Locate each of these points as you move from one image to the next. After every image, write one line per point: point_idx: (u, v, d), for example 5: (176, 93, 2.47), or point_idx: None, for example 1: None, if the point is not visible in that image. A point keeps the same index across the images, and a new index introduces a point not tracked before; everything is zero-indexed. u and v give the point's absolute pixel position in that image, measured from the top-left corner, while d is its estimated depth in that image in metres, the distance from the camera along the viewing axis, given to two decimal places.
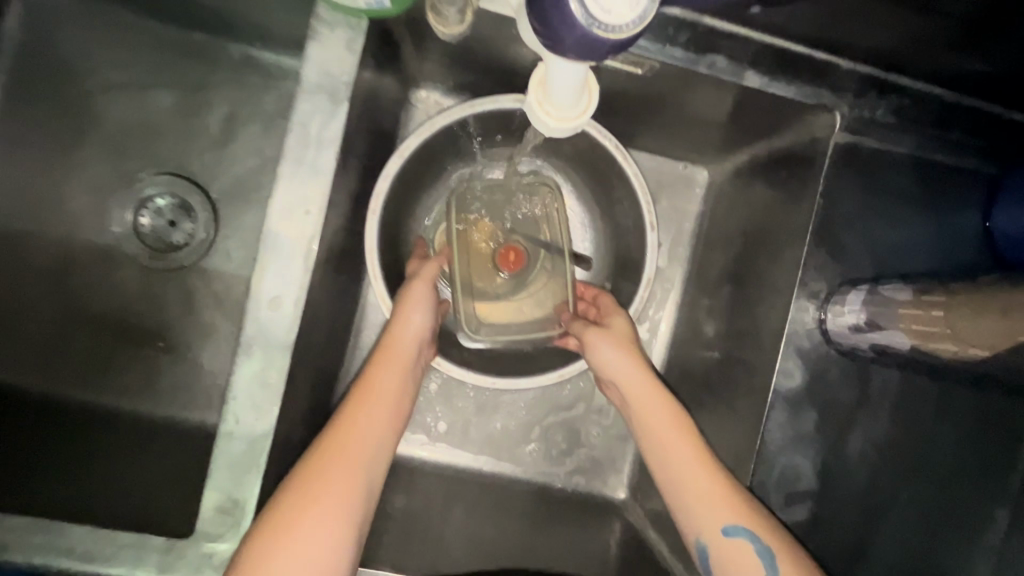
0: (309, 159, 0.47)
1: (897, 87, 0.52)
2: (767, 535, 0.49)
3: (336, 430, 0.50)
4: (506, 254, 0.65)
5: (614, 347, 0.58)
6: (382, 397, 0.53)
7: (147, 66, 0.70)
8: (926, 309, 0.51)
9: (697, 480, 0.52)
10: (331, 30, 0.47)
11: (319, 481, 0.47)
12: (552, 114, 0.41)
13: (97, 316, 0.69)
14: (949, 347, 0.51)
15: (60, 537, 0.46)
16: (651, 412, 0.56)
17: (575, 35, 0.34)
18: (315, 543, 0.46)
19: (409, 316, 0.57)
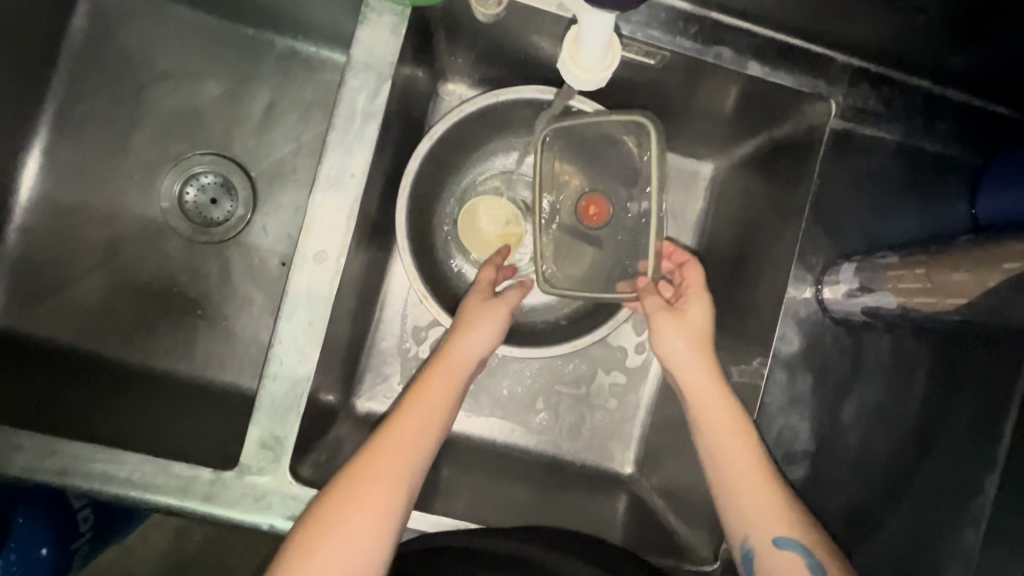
0: (355, 130, 0.52)
1: (886, 80, 0.57)
2: (821, 553, 0.50)
3: (389, 430, 0.53)
4: (587, 206, 0.67)
5: (689, 346, 0.58)
6: (433, 403, 0.55)
7: (200, 56, 0.77)
8: (907, 270, 0.52)
9: (751, 488, 0.52)
10: (379, 16, 0.53)
11: (366, 477, 0.50)
12: (579, 65, 0.45)
13: (145, 282, 0.76)
14: (928, 301, 0.52)
15: (117, 462, 0.51)
16: (712, 418, 0.55)
17: None
18: (349, 539, 0.48)
19: (471, 325, 0.59)
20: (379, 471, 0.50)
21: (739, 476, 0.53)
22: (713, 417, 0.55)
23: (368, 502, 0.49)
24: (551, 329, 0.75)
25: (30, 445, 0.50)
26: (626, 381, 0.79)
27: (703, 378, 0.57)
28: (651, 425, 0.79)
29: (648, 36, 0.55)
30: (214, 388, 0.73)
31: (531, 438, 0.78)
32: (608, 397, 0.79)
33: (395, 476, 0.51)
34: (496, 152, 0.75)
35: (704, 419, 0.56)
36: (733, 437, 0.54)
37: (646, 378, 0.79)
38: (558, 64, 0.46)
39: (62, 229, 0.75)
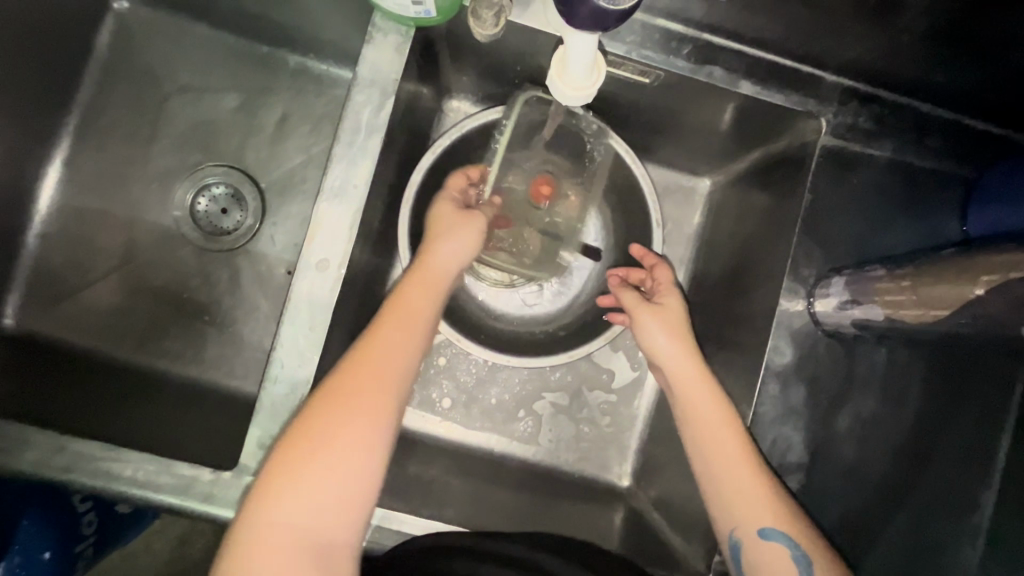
0: (359, 142, 0.55)
1: (875, 98, 0.58)
2: (805, 542, 0.52)
3: (367, 342, 0.54)
4: (539, 186, 0.71)
5: (672, 339, 0.63)
6: (411, 312, 0.57)
7: (216, 72, 0.80)
8: (895, 281, 0.55)
9: (740, 483, 0.54)
10: (385, 36, 0.55)
11: (355, 381, 0.52)
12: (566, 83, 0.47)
13: (156, 288, 0.78)
14: (914, 312, 0.54)
15: (121, 460, 0.52)
16: (698, 405, 0.58)
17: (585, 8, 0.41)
18: (346, 444, 0.50)
19: (444, 239, 0.60)
20: (364, 380, 0.52)
21: (730, 473, 0.54)
22: (703, 412, 0.58)
23: (359, 407, 0.51)
24: (551, 338, 0.75)
25: (39, 441, 0.52)
26: (624, 392, 0.80)
27: (689, 369, 0.60)
28: (648, 436, 0.79)
29: (642, 55, 0.57)
30: (219, 392, 0.75)
31: (528, 448, 0.78)
32: (605, 409, 0.80)
33: (380, 383, 0.53)
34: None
35: (694, 413, 0.58)
36: (723, 431, 0.56)
37: (643, 389, 0.80)
38: (548, 83, 0.48)
39: (79, 235, 0.77)
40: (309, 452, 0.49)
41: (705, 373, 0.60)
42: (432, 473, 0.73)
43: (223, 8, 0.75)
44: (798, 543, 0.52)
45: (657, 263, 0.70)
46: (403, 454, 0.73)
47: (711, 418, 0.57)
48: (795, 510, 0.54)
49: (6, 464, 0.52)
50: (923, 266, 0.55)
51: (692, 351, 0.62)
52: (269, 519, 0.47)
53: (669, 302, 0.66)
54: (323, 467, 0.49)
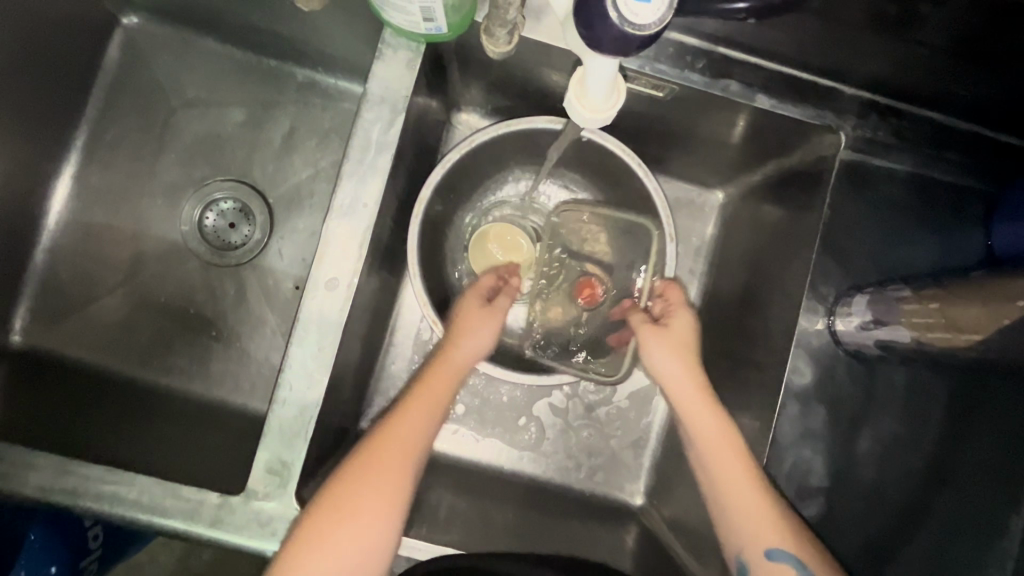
0: (368, 160, 0.54)
1: (895, 112, 0.57)
2: (813, 563, 0.51)
3: (392, 433, 0.55)
4: (582, 286, 0.74)
5: (672, 357, 0.62)
6: (434, 396, 0.59)
7: (224, 86, 0.80)
8: (922, 303, 0.55)
9: (746, 501, 0.53)
10: (394, 52, 0.55)
11: (380, 460, 0.54)
12: (586, 107, 0.46)
13: (163, 303, 0.77)
14: (942, 334, 0.54)
15: (126, 484, 0.51)
16: (699, 423, 0.58)
17: (609, 32, 0.38)
18: (362, 520, 0.51)
19: (470, 333, 0.63)
20: (387, 460, 0.54)
21: (733, 487, 0.54)
22: (704, 425, 0.58)
23: (374, 499, 0.52)
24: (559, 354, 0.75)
25: (44, 464, 0.51)
26: (635, 408, 0.79)
27: (688, 385, 0.60)
28: (661, 453, 0.78)
29: (655, 69, 0.56)
30: (225, 408, 0.74)
31: (538, 465, 0.77)
32: (616, 424, 0.79)
33: (398, 476, 0.54)
34: (518, 178, 0.77)
35: (696, 424, 0.58)
36: (723, 443, 0.56)
37: (655, 406, 0.79)
38: (565, 101, 0.46)
39: (87, 250, 0.77)
40: (328, 524, 0.50)
41: (704, 389, 0.60)
42: (441, 492, 0.72)
43: (231, 22, 0.75)
44: (804, 563, 0.51)
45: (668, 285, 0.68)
46: None
47: (712, 430, 0.57)
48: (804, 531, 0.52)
49: (11, 488, 0.51)
50: (954, 287, 0.54)
51: (692, 368, 0.62)
52: None
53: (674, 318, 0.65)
54: (337, 541, 0.50)
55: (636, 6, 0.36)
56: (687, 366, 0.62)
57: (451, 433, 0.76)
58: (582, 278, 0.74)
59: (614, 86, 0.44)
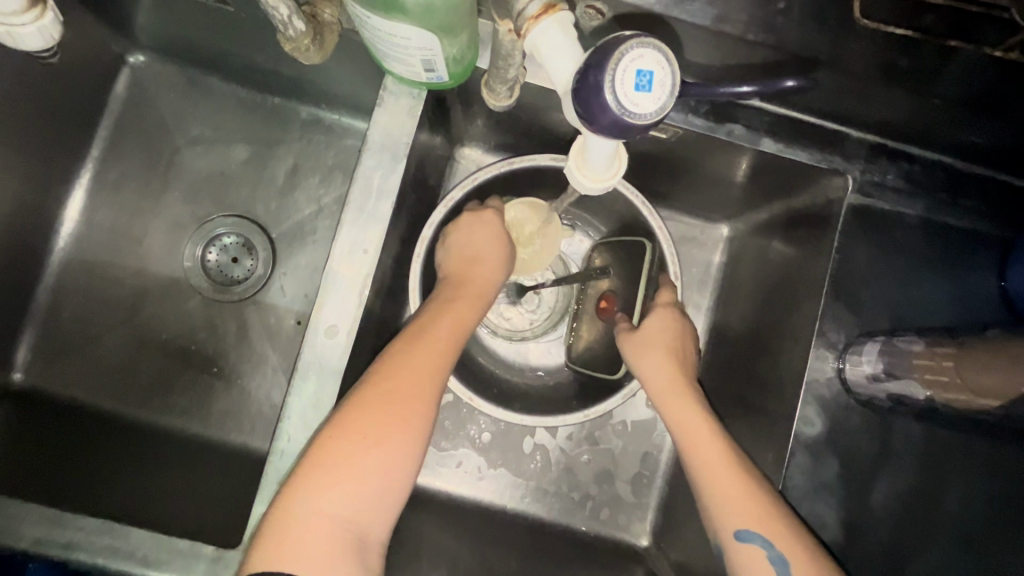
0: (369, 208, 0.54)
1: (904, 155, 0.56)
2: (783, 544, 0.49)
3: (415, 349, 0.55)
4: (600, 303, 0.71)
5: (651, 357, 0.64)
6: (449, 328, 0.58)
7: (228, 123, 0.80)
8: (936, 359, 0.52)
9: (716, 481, 0.54)
10: (396, 99, 0.55)
11: (396, 384, 0.53)
12: (588, 176, 0.45)
13: (164, 340, 0.77)
14: (958, 396, 0.52)
15: (121, 538, 0.50)
16: (678, 414, 0.60)
17: (608, 116, 0.37)
18: (382, 444, 0.51)
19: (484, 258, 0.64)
20: (405, 386, 0.53)
21: (705, 470, 0.55)
22: (686, 416, 0.59)
23: (398, 418, 0.52)
24: (564, 391, 0.74)
25: (38, 516, 0.50)
26: (642, 446, 0.77)
27: (668, 378, 0.62)
28: (667, 494, 0.76)
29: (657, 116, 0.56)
30: (225, 447, 0.74)
31: (543, 505, 0.76)
32: (622, 464, 0.77)
33: (421, 396, 0.53)
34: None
35: (676, 414, 0.60)
36: (700, 431, 0.58)
37: (662, 444, 0.77)
38: (566, 169, 0.46)
39: (91, 287, 0.77)
40: (350, 449, 0.49)
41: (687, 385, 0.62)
42: (444, 535, 0.71)
43: (236, 63, 0.75)
44: (774, 543, 0.50)
45: (663, 284, 0.68)
46: (413, 516, 0.70)
47: (691, 418, 0.59)
48: (781, 514, 0.51)
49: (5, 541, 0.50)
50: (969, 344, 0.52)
51: (671, 362, 0.63)
52: (301, 509, 0.47)
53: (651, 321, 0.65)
54: (358, 468, 0.49)
55: (636, 96, 0.36)
56: (668, 369, 0.63)
57: (454, 470, 0.75)
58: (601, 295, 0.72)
59: (615, 155, 0.44)
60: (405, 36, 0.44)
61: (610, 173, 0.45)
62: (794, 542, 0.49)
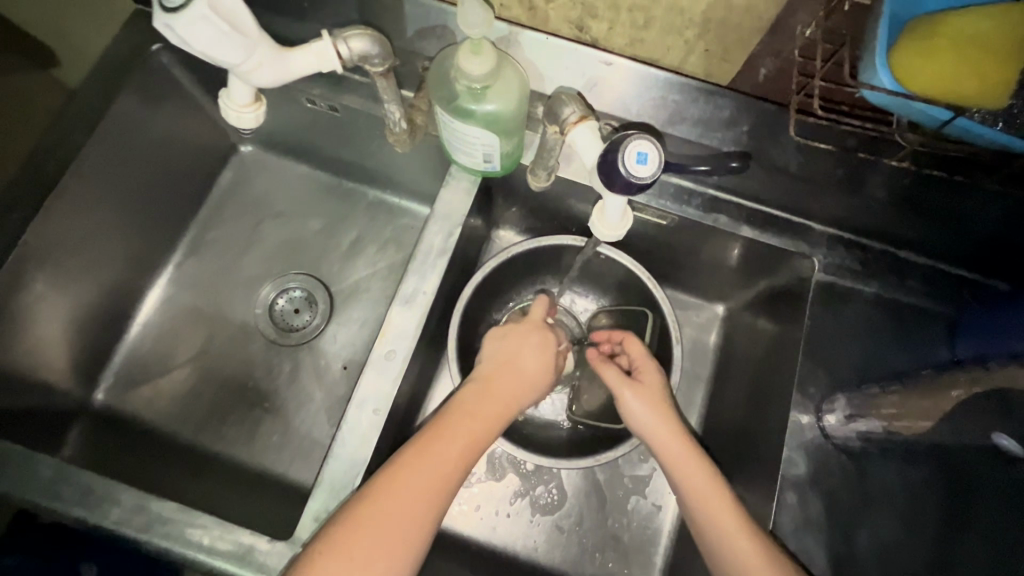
0: (430, 260, 0.68)
1: (859, 245, 0.69)
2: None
3: (454, 421, 0.62)
4: None
5: (650, 412, 0.68)
6: (486, 411, 0.64)
7: (307, 199, 0.97)
8: (885, 399, 0.61)
9: (737, 544, 0.58)
10: (457, 181, 0.71)
11: (431, 448, 0.59)
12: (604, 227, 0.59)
13: (227, 375, 0.88)
14: (903, 424, 0.60)
15: (189, 524, 0.58)
16: (677, 455, 0.65)
17: (620, 178, 0.53)
18: (409, 501, 0.56)
19: (522, 368, 0.69)
20: (441, 453, 0.59)
21: (725, 536, 0.59)
22: (698, 480, 0.63)
23: (421, 489, 0.57)
24: (577, 440, 0.82)
25: (124, 500, 0.58)
26: (648, 505, 0.82)
27: (666, 425, 0.67)
28: (672, 555, 0.80)
29: (659, 204, 0.72)
30: (269, 476, 0.82)
31: (553, 556, 0.80)
32: (629, 521, 0.82)
33: (439, 477, 0.58)
34: (549, 283, 0.88)
35: (676, 473, 0.64)
36: (716, 499, 0.61)
37: (667, 505, 0.82)
38: (588, 224, 0.61)
39: (173, 325, 0.90)
40: (386, 494, 0.56)
41: (690, 444, 0.66)
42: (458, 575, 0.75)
43: (324, 155, 0.94)
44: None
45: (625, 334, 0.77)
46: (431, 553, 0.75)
47: (686, 461, 0.64)
48: None
49: (94, 519, 0.58)
50: (910, 386, 0.61)
51: (666, 416, 0.68)
52: (337, 549, 0.53)
53: (628, 397, 0.70)
54: (388, 519, 0.55)
55: (640, 164, 0.52)
56: (660, 419, 0.68)
57: (472, 515, 0.81)
58: None
59: (625, 213, 0.58)
60: (474, 136, 0.60)
61: (620, 225, 0.60)
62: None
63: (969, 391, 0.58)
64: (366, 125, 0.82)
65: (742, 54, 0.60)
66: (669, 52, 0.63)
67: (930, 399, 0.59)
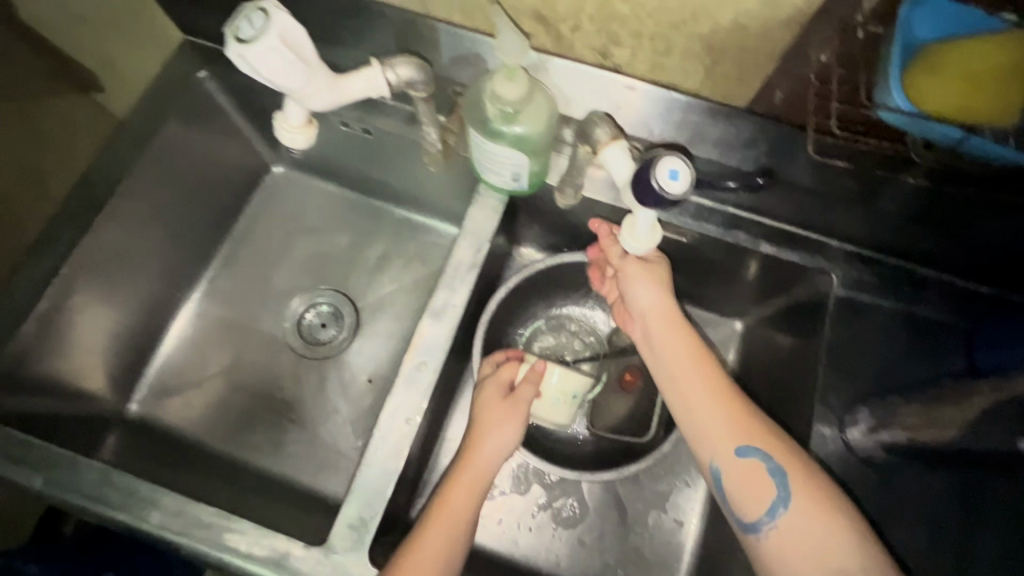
0: (459, 275, 0.70)
1: (876, 261, 0.71)
2: (778, 456, 0.60)
3: (429, 527, 0.62)
4: (625, 376, 0.85)
5: (648, 291, 0.71)
6: (456, 503, 0.64)
7: (335, 217, 1.00)
8: (906, 408, 0.61)
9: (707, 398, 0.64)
10: (486, 197, 0.74)
11: (411, 560, 0.59)
12: (633, 239, 0.63)
13: (256, 387, 0.90)
14: (929, 430, 0.59)
15: (227, 528, 0.59)
16: (670, 346, 0.69)
17: (651, 195, 0.56)
18: None
19: (485, 440, 0.68)
20: (421, 560, 0.59)
21: (700, 398, 0.64)
22: (679, 351, 0.68)
23: None
24: (599, 454, 0.83)
25: (165, 504, 0.60)
26: (671, 521, 0.83)
27: (660, 311, 0.71)
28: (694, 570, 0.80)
29: (680, 221, 0.75)
30: (295, 486, 0.84)
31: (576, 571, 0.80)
32: (651, 536, 0.82)
33: None
34: (571, 299, 0.90)
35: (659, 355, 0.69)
36: (695, 363, 0.67)
37: (690, 520, 0.82)
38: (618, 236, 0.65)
39: (206, 338, 0.93)
40: None
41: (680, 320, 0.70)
42: None
43: (353, 175, 0.98)
44: (771, 456, 0.60)
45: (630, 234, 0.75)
46: None
47: (675, 345, 0.68)
48: (775, 439, 0.61)
49: (136, 522, 0.60)
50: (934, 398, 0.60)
51: (668, 300, 0.71)
52: None
53: (631, 283, 0.72)
54: None
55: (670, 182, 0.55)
56: (656, 298, 0.71)
57: (495, 528, 0.82)
58: (625, 368, 0.86)
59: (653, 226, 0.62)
60: (506, 156, 0.63)
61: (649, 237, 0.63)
62: (788, 457, 0.60)
63: (990, 398, 0.57)
64: (396, 146, 0.85)
65: (759, 79, 0.63)
66: (690, 77, 0.67)
67: (951, 406, 0.59)
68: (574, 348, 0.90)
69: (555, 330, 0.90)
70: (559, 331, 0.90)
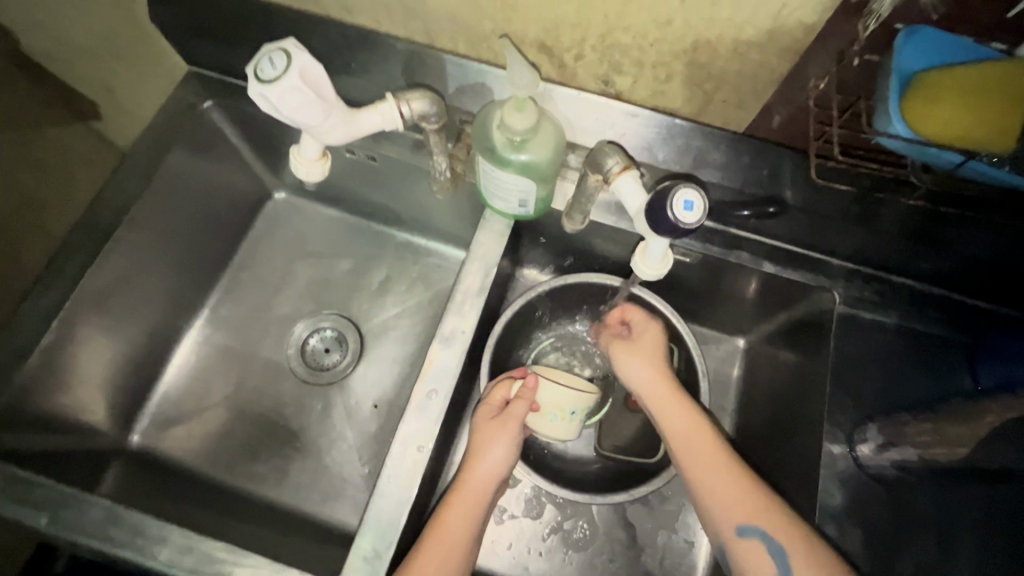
0: (467, 300, 0.71)
1: (876, 278, 0.73)
2: (779, 535, 0.60)
3: (422, 554, 0.61)
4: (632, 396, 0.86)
5: (642, 368, 0.75)
6: (448, 531, 0.63)
7: (337, 241, 1.00)
8: (917, 426, 0.62)
9: (708, 473, 0.65)
10: (491, 222, 0.75)
11: None
12: (646, 266, 0.64)
13: (259, 414, 0.89)
14: (940, 449, 0.61)
15: (238, 562, 0.59)
16: (670, 415, 0.71)
17: (668, 224, 0.57)
18: None
19: (480, 461, 0.68)
20: None
21: (701, 471, 0.66)
22: (679, 424, 0.70)
23: None
24: (608, 475, 0.83)
25: (173, 540, 0.59)
26: (680, 541, 0.82)
27: (658, 386, 0.73)
28: None
29: (683, 243, 0.75)
30: (301, 515, 0.83)
31: None
32: (662, 557, 0.82)
33: None
34: (576, 320, 0.91)
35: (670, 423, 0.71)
36: (697, 438, 0.68)
37: (700, 540, 0.82)
38: (630, 263, 0.65)
39: (208, 365, 0.92)
40: None
41: (678, 394, 0.72)
42: None
43: (355, 200, 0.98)
44: (772, 535, 0.60)
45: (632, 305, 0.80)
46: None
47: (676, 420, 0.70)
48: (779, 514, 0.61)
49: (142, 559, 0.59)
50: (941, 414, 0.62)
51: (663, 378, 0.74)
52: None
53: (626, 361, 0.76)
54: None
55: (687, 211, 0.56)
56: (653, 376, 0.74)
57: (505, 553, 0.81)
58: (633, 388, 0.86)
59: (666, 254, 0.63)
60: (512, 182, 0.65)
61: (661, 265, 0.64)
62: (793, 538, 0.59)
63: None
64: (400, 172, 0.86)
65: (758, 104, 0.65)
66: (691, 103, 0.68)
67: (961, 422, 0.61)
68: (578, 367, 0.90)
69: (559, 350, 0.90)
70: (563, 351, 0.90)
